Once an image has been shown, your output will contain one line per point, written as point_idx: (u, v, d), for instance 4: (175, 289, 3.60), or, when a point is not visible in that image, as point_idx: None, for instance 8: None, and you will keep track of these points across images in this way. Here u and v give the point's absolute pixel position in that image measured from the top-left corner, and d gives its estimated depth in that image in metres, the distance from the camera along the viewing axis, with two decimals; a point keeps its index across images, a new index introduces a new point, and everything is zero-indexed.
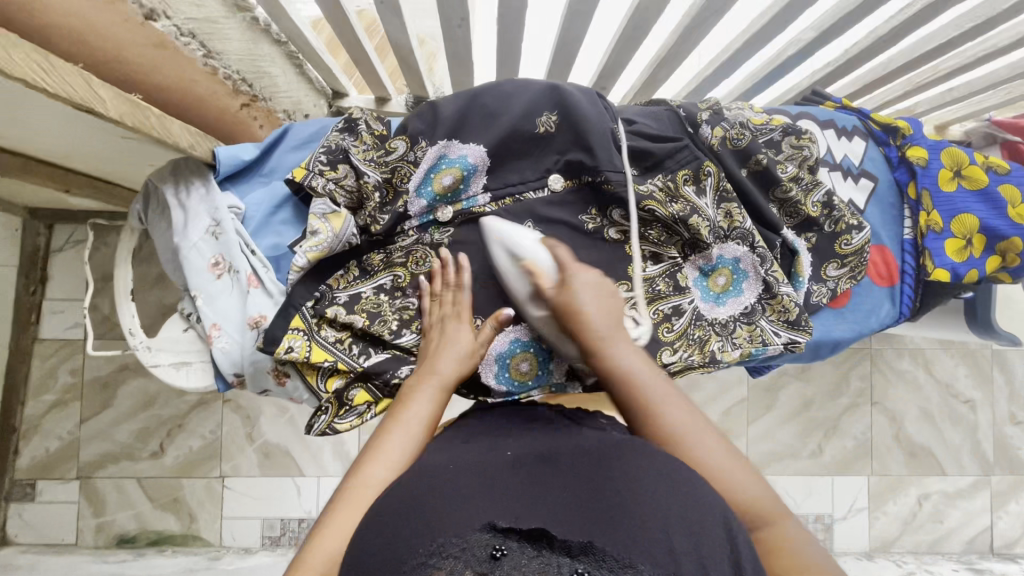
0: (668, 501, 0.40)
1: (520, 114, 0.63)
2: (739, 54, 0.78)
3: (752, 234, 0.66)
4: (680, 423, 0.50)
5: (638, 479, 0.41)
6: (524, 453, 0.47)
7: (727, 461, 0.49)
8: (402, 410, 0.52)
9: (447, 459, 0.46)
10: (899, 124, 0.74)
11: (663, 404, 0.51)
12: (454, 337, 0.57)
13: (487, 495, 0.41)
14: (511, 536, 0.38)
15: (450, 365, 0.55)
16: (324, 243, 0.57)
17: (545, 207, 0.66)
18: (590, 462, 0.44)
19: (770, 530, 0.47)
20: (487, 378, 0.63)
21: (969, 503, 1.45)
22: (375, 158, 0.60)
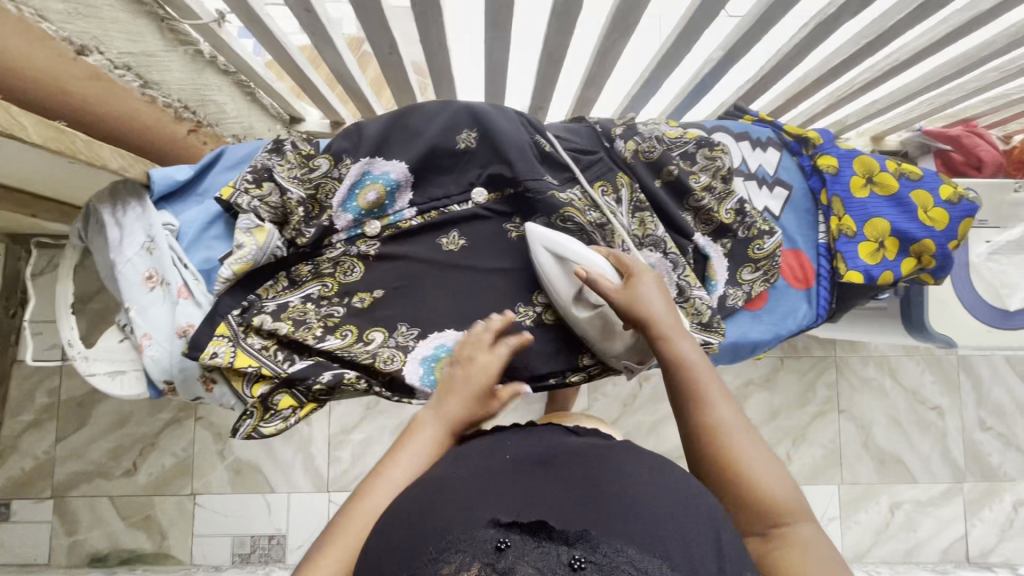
0: (665, 497, 0.41)
1: (440, 131, 0.67)
2: (657, 71, 0.81)
3: (664, 241, 0.70)
4: (727, 419, 0.52)
5: (632, 475, 0.43)
6: (524, 456, 0.47)
7: (768, 465, 0.50)
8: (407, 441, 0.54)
9: (446, 470, 0.46)
10: (810, 134, 0.78)
11: (716, 397, 0.53)
12: (469, 383, 0.58)
13: (496, 491, 0.42)
14: (513, 528, 0.37)
15: (465, 408, 0.57)
16: (249, 256, 0.60)
17: (467, 219, 0.70)
18: (582, 461, 0.45)
19: (795, 528, 0.47)
20: (412, 379, 0.64)
21: (941, 511, 1.44)
22: (299, 175, 0.64)
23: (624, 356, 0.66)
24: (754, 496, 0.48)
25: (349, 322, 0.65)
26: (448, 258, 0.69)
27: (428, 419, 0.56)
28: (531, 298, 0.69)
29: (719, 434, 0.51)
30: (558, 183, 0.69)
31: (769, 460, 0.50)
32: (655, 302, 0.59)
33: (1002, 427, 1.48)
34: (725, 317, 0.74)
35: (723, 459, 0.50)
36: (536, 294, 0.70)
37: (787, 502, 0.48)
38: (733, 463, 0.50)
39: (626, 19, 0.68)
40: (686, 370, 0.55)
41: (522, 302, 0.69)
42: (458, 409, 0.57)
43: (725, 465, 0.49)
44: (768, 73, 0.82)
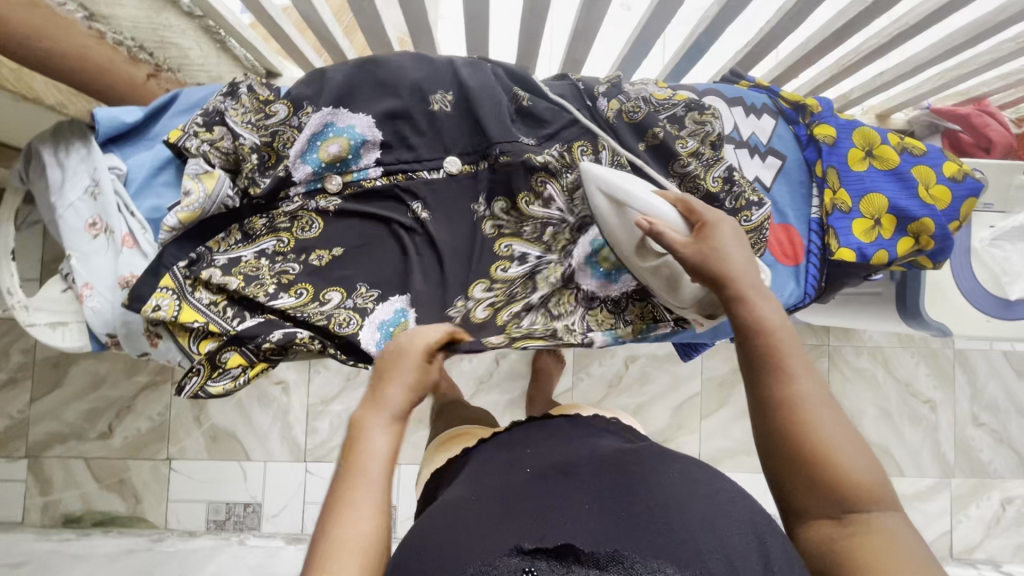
0: (701, 509, 0.41)
1: (413, 89, 0.63)
2: (648, 28, 0.77)
3: None
4: (811, 391, 0.47)
5: (659, 484, 0.43)
6: (544, 467, 0.46)
7: (849, 441, 0.46)
8: (357, 449, 0.46)
9: (465, 494, 0.45)
10: (807, 102, 0.73)
11: (796, 366, 0.48)
12: (405, 363, 0.51)
13: (514, 521, 0.40)
14: (538, 556, 0.36)
15: (404, 394, 0.49)
16: (197, 204, 0.57)
17: (432, 189, 0.65)
18: (608, 476, 0.44)
19: (872, 514, 0.44)
20: (369, 344, 0.59)
21: (928, 505, 1.42)
22: (254, 121, 0.59)
23: (692, 309, 0.60)
24: (831, 479, 0.45)
25: (305, 280, 0.61)
26: (410, 228, 0.65)
27: (367, 419, 0.47)
28: (468, 292, 0.63)
29: (803, 408, 0.47)
30: (535, 143, 0.64)
31: (850, 438, 0.46)
32: (732, 258, 0.52)
33: (996, 424, 1.44)
34: None
35: (795, 438, 0.46)
36: (473, 286, 0.63)
37: (869, 484, 0.45)
38: (810, 442, 0.46)
39: None
40: (766, 335, 0.49)
41: (460, 294, 0.63)
42: (392, 397, 0.49)
43: (808, 445, 0.45)
44: (766, 38, 0.78)
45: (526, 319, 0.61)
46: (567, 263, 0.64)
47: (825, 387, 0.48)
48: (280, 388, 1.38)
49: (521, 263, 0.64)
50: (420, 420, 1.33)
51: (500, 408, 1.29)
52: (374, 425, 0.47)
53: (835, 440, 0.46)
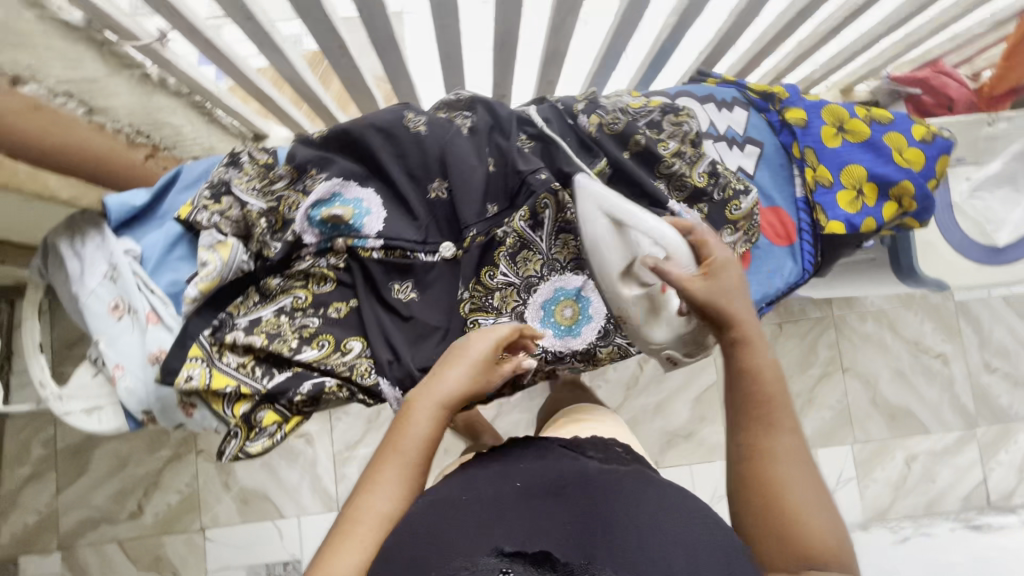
0: (674, 530, 0.44)
1: (409, 179, 0.66)
2: (613, 43, 0.81)
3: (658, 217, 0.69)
4: (785, 447, 0.54)
5: (635, 507, 0.46)
6: (533, 485, 0.50)
7: (812, 502, 0.51)
8: (401, 431, 0.54)
9: (451, 492, 0.49)
10: (775, 89, 0.77)
11: (781, 422, 0.55)
12: (468, 356, 0.58)
13: (502, 521, 0.45)
14: (517, 559, 0.40)
15: (459, 384, 0.57)
16: (215, 273, 0.59)
17: (427, 270, 0.66)
18: (589, 496, 0.48)
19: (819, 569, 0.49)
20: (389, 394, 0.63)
21: (957, 459, 1.43)
22: (259, 188, 0.63)
23: (669, 345, 0.63)
24: (790, 531, 0.50)
25: (326, 331, 0.63)
26: (396, 307, 0.65)
27: (418, 401, 0.55)
28: None
29: (775, 459, 0.53)
30: (496, 211, 0.66)
31: (814, 502, 0.51)
32: (735, 300, 0.57)
33: (1008, 367, 1.46)
34: None
35: (766, 482, 0.52)
36: None
37: (823, 548, 0.49)
38: (778, 492, 0.52)
39: None
40: (759, 382, 0.56)
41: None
42: (444, 386, 0.57)
43: (774, 491, 0.52)
44: (723, 37, 0.82)
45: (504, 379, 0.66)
46: None
47: (804, 454, 0.54)
48: (304, 441, 1.38)
49: None
50: (446, 451, 1.34)
51: (524, 426, 1.30)
52: (424, 408, 0.56)
53: (801, 497, 0.51)
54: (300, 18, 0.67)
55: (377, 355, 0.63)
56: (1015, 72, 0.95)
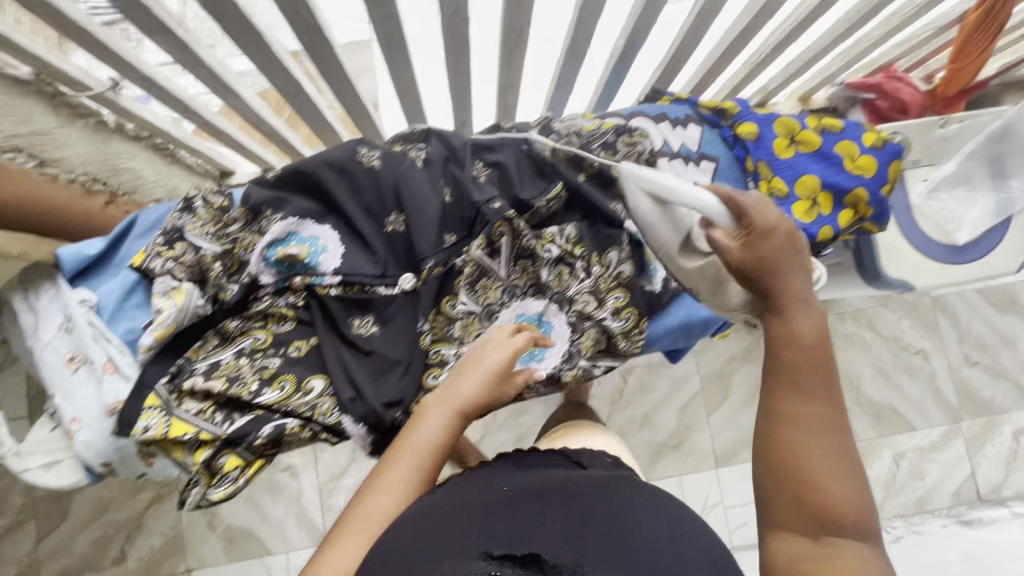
0: (664, 531, 0.46)
1: (365, 214, 0.67)
2: (566, 66, 0.82)
3: (620, 233, 0.70)
4: (814, 415, 0.49)
5: (623, 510, 0.47)
6: (520, 490, 0.50)
7: (840, 471, 0.48)
8: (412, 432, 0.56)
9: (441, 499, 0.50)
10: (725, 105, 0.78)
11: (813, 389, 0.49)
12: (482, 364, 0.61)
13: (493, 526, 0.45)
14: (505, 564, 0.40)
15: (474, 391, 0.59)
16: (170, 319, 0.58)
17: (387, 303, 0.66)
18: (577, 499, 0.48)
19: (841, 537, 0.47)
20: (350, 428, 0.63)
21: (944, 454, 1.43)
22: (213, 232, 0.63)
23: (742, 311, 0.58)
24: (815, 503, 0.47)
25: (287, 372, 0.62)
26: (356, 343, 0.64)
27: (433, 405, 0.58)
28: (406, 406, 0.65)
29: (801, 427, 0.49)
30: (456, 239, 0.67)
31: (842, 469, 0.48)
32: (782, 266, 0.50)
33: (988, 359, 1.47)
34: (672, 299, 0.71)
35: (791, 451, 0.49)
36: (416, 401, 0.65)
37: (852, 515, 0.47)
38: (804, 462, 0.48)
39: (516, 24, 0.68)
40: (794, 348, 0.50)
41: (398, 413, 0.64)
42: (462, 391, 0.59)
43: (797, 461, 0.48)
44: (675, 55, 0.84)
45: None
46: None
47: (837, 416, 0.49)
48: (289, 474, 1.36)
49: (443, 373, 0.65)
50: None
51: (510, 446, 1.29)
52: (439, 413, 0.58)
53: (827, 467, 0.48)
54: (248, 59, 0.67)
55: (338, 393, 0.63)
56: (964, 74, 0.96)
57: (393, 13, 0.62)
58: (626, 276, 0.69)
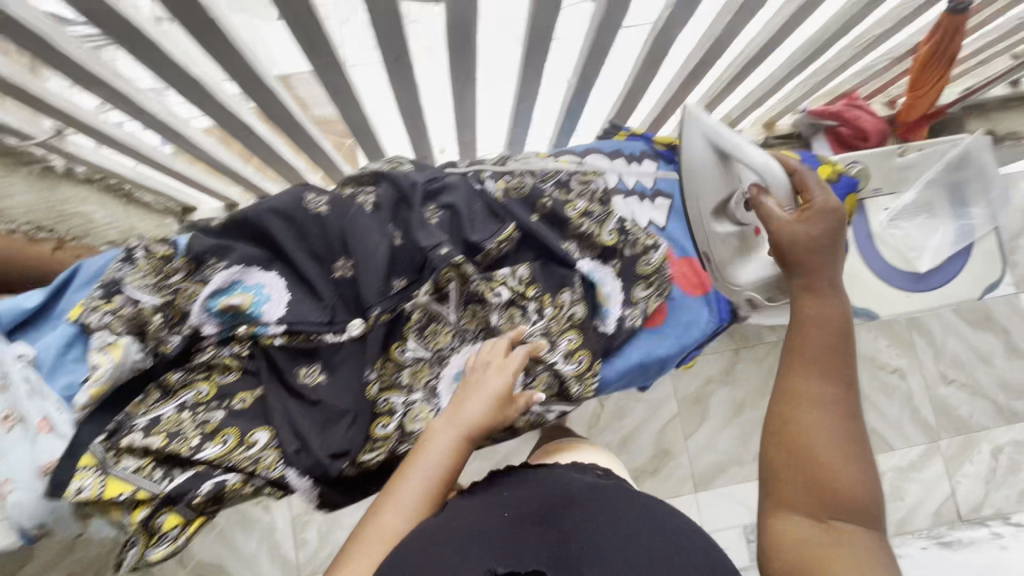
0: (660, 540, 0.46)
1: (312, 260, 0.66)
2: (520, 104, 0.81)
3: (569, 275, 0.70)
4: (818, 393, 0.53)
5: (619, 521, 0.47)
6: (523, 513, 0.50)
7: (844, 452, 0.50)
8: (420, 454, 0.55)
9: (449, 518, 0.50)
10: (679, 141, 0.79)
11: (816, 372, 0.54)
12: (487, 386, 0.60)
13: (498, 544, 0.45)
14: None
15: (479, 413, 0.58)
16: (105, 376, 0.56)
17: (335, 351, 0.65)
18: (577, 514, 0.49)
19: (843, 523, 0.49)
20: (295, 481, 0.62)
21: (923, 473, 1.43)
22: (154, 283, 0.61)
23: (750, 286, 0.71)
24: (818, 481, 0.50)
25: (230, 425, 0.61)
26: (302, 393, 0.63)
27: (439, 427, 0.57)
28: (354, 456, 0.63)
29: (806, 407, 0.53)
30: (405, 284, 0.66)
31: (847, 455, 0.50)
32: (818, 251, 0.57)
33: (965, 377, 1.47)
34: (624, 340, 0.72)
35: (796, 431, 0.52)
36: (364, 450, 0.64)
37: (853, 496, 0.49)
38: (807, 441, 0.51)
39: (461, 71, 0.67)
40: (806, 329, 0.56)
41: (345, 464, 0.63)
42: (467, 413, 0.58)
43: (799, 439, 0.52)
44: (631, 90, 0.83)
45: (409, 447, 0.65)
46: (437, 406, 0.66)
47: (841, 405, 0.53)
48: (261, 507, 1.34)
49: (391, 421, 0.64)
50: None
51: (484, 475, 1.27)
52: (445, 436, 0.57)
53: (830, 451, 0.51)
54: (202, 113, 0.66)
55: (283, 446, 0.61)
56: (921, 103, 0.96)
57: (335, 63, 0.61)
58: (579, 318, 0.69)
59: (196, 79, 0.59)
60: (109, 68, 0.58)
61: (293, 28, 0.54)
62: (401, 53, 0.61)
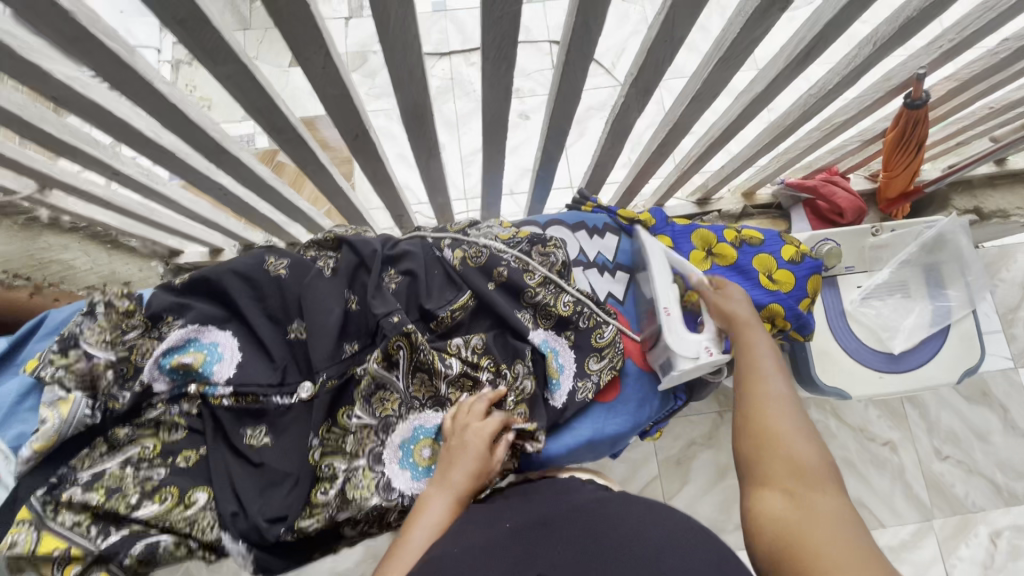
0: (657, 535, 0.47)
1: (270, 324, 0.68)
2: (490, 169, 0.84)
3: (521, 348, 0.69)
4: (776, 390, 0.59)
5: (621, 526, 0.49)
6: (524, 524, 0.52)
7: (800, 432, 0.54)
8: (419, 515, 0.56)
9: (462, 534, 0.52)
10: (641, 216, 0.82)
11: (766, 373, 0.61)
12: (470, 452, 0.60)
13: (504, 561, 0.47)
14: None
15: (467, 475, 0.59)
16: (51, 432, 0.58)
17: (282, 414, 0.66)
18: (580, 524, 0.50)
19: (818, 495, 0.48)
20: (228, 543, 0.62)
21: (916, 555, 1.35)
22: (110, 339, 0.63)
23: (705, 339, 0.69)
24: (785, 458, 0.52)
25: (170, 483, 0.62)
26: (246, 454, 0.64)
27: (435, 490, 0.58)
28: (291, 523, 0.62)
29: (763, 402, 0.58)
30: (356, 349, 0.68)
31: (803, 433, 0.54)
32: (740, 305, 0.68)
33: (961, 454, 1.42)
34: (577, 413, 0.72)
35: (758, 420, 0.56)
36: (302, 517, 0.62)
37: (816, 469, 0.50)
38: (767, 428, 0.55)
39: (425, 145, 0.70)
40: (751, 351, 0.64)
41: (282, 529, 0.61)
42: (460, 474, 0.59)
43: (763, 430, 0.55)
44: (599, 164, 0.86)
45: (342, 513, 0.62)
46: (381, 472, 0.64)
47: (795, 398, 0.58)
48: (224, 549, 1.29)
49: (332, 488, 0.63)
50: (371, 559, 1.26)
51: None
52: (441, 495, 0.58)
53: (791, 433, 0.54)
54: (177, 179, 0.68)
55: (220, 509, 0.61)
56: (897, 182, 0.97)
57: (298, 139, 0.64)
58: (529, 392, 0.68)
59: (167, 150, 0.62)
60: (86, 136, 0.62)
61: (256, 110, 0.58)
62: (360, 132, 0.64)
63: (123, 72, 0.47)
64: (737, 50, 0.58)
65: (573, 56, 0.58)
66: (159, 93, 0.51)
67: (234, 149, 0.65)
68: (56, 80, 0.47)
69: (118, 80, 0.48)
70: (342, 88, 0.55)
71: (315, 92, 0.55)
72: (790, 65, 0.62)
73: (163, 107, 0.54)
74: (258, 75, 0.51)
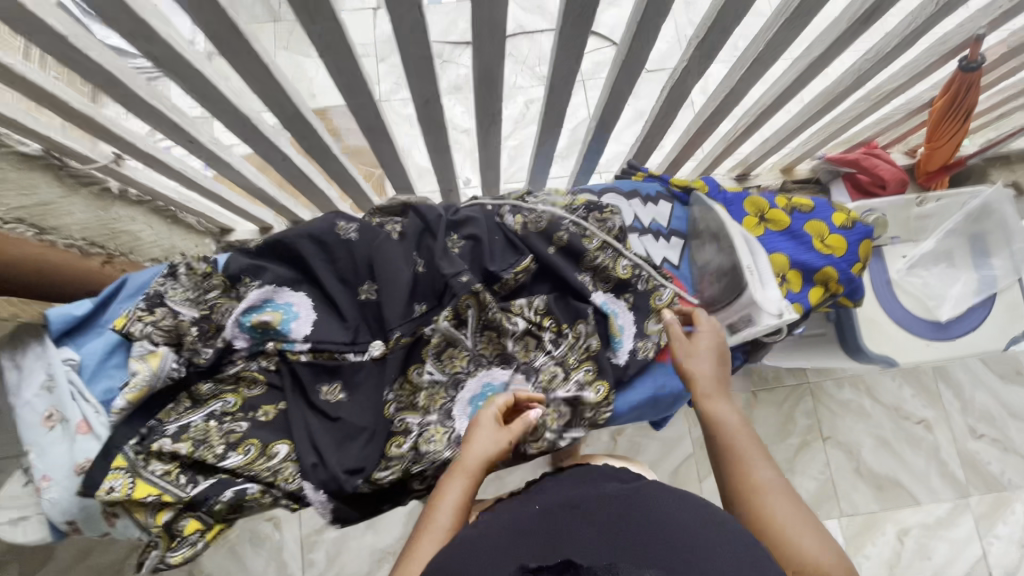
0: (687, 528, 0.46)
1: (341, 285, 0.70)
2: (542, 139, 0.86)
3: (584, 308, 0.72)
4: (767, 479, 0.57)
5: (654, 514, 0.47)
6: (554, 505, 0.51)
7: (798, 521, 0.53)
8: (437, 504, 0.55)
9: (484, 524, 0.51)
10: (694, 185, 0.84)
11: (755, 458, 0.59)
12: (481, 426, 0.60)
13: (528, 543, 0.46)
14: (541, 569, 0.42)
15: (486, 452, 0.58)
16: (142, 384, 0.59)
17: (356, 370, 0.68)
18: (612, 508, 0.49)
19: None
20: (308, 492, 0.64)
21: (952, 532, 1.36)
22: (193, 297, 0.66)
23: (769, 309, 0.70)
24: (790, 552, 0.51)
25: (252, 436, 0.64)
26: (324, 410, 0.66)
27: (449, 477, 0.57)
28: (369, 473, 0.65)
29: (761, 492, 0.56)
30: (426, 309, 0.70)
31: (806, 522, 0.53)
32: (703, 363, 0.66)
33: (996, 433, 1.42)
34: (637, 372, 0.73)
35: (756, 506, 0.55)
36: (378, 469, 0.65)
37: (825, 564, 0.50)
38: (768, 520, 0.54)
39: (488, 111, 0.72)
40: (727, 431, 0.62)
41: (361, 481, 0.64)
42: (478, 451, 0.58)
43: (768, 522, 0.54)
44: (649, 133, 0.87)
45: (417, 465, 0.65)
46: (452, 428, 0.67)
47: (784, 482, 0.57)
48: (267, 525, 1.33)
49: (406, 439, 0.65)
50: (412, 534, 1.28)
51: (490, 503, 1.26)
52: (454, 478, 0.57)
53: (792, 524, 0.53)
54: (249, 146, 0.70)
55: (302, 459, 0.64)
56: (939, 154, 0.98)
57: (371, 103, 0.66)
58: (595, 349, 0.70)
59: (246, 115, 0.64)
60: (168, 102, 0.64)
61: (337, 72, 0.59)
62: (432, 96, 0.66)
63: (225, 30, 0.49)
64: (806, 9, 0.59)
65: (645, 19, 0.59)
66: (254, 54, 0.53)
67: (308, 115, 0.67)
68: (161, 38, 0.49)
69: (218, 38, 0.50)
70: (426, 47, 0.56)
71: (398, 52, 0.57)
72: (854, 25, 0.63)
73: (251, 70, 0.56)
74: (348, 33, 0.53)
